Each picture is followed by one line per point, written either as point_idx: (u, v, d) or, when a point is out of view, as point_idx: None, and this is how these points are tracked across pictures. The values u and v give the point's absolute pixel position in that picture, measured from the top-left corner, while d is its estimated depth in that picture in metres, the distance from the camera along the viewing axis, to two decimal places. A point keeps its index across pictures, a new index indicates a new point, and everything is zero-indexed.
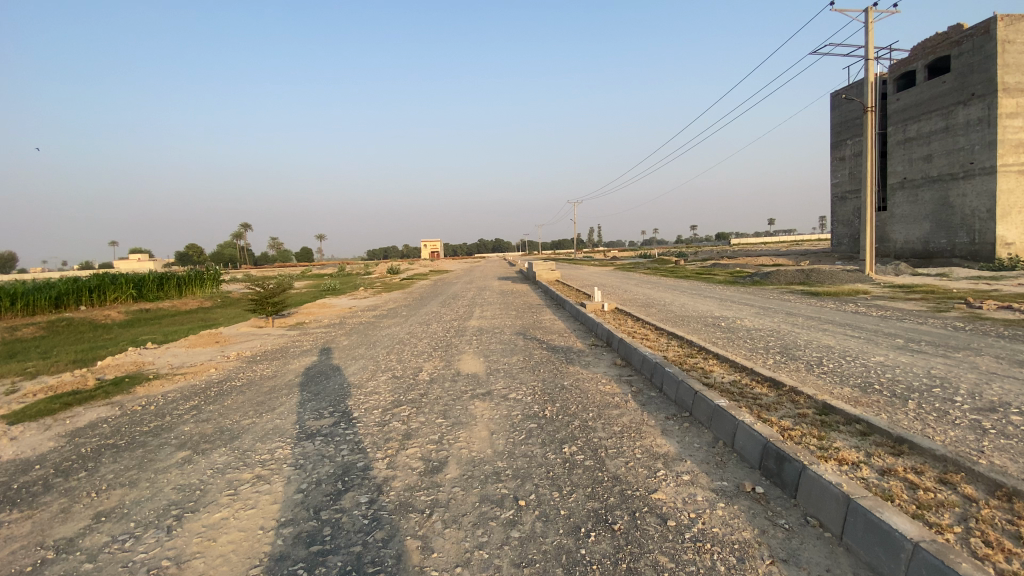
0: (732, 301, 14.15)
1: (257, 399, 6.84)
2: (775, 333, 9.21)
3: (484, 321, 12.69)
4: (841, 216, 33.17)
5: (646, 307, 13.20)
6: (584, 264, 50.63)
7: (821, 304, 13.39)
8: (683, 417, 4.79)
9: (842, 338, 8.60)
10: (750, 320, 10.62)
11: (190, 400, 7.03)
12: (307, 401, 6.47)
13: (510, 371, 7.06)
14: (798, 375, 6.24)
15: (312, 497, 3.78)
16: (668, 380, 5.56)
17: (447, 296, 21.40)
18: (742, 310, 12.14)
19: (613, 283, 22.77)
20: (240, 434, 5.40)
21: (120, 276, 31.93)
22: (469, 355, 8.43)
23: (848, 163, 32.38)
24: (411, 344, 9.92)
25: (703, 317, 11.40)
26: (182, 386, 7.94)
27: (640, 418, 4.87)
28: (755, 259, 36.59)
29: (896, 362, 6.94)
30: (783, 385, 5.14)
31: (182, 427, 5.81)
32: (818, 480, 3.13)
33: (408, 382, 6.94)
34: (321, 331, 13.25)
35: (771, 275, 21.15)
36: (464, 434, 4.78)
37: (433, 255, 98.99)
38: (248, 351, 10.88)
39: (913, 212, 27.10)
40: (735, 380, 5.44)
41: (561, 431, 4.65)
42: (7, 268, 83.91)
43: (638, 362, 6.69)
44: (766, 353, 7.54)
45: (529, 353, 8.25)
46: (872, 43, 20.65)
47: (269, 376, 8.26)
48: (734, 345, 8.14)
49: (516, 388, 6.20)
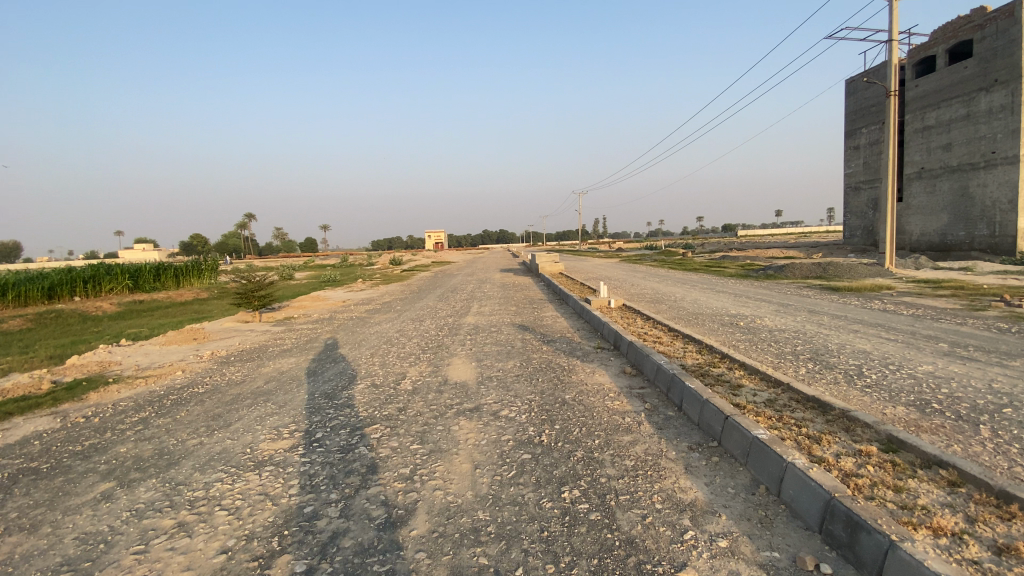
0: (747, 297, 13.16)
1: (213, 411, 5.98)
2: (800, 335, 8.25)
3: (480, 318, 11.80)
4: (855, 207, 31.95)
5: (655, 303, 12.25)
6: (589, 256, 49.63)
7: (844, 300, 12.42)
8: (710, 448, 3.92)
9: (877, 342, 7.65)
10: (771, 320, 9.63)
11: (141, 411, 6.21)
12: (268, 416, 5.61)
13: (503, 380, 6.16)
14: (839, 391, 5.27)
15: (237, 561, 2.93)
16: (689, 398, 4.65)
17: (446, 288, 20.48)
18: (760, 308, 11.18)
19: (619, 276, 21.84)
20: (181, 460, 4.58)
21: (116, 266, 31.28)
22: (460, 359, 7.51)
23: (863, 152, 31.10)
24: (399, 344, 9.08)
25: (718, 315, 10.46)
26: (140, 392, 7.18)
27: (658, 448, 3.98)
28: (765, 251, 35.50)
29: (948, 372, 5.97)
30: (831, 409, 4.22)
31: (118, 448, 5.01)
32: (915, 567, 2.22)
33: (387, 393, 6.08)
34: (308, 328, 12.43)
35: (786, 268, 20.16)
36: (442, 467, 3.91)
37: (437, 247, 97.91)
38: (224, 350, 10.05)
39: (930, 203, 25.87)
40: (772, 399, 4.52)
41: (561, 467, 3.75)
42: (13, 257, 84.44)
43: (651, 371, 5.76)
44: (795, 360, 6.59)
45: (527, 356, 7.33)
46: (895, 25, 19.45)
47: (237, 381, 7.42)
48: (758, 350, 7.18)
49: (508, 403, 5.29)
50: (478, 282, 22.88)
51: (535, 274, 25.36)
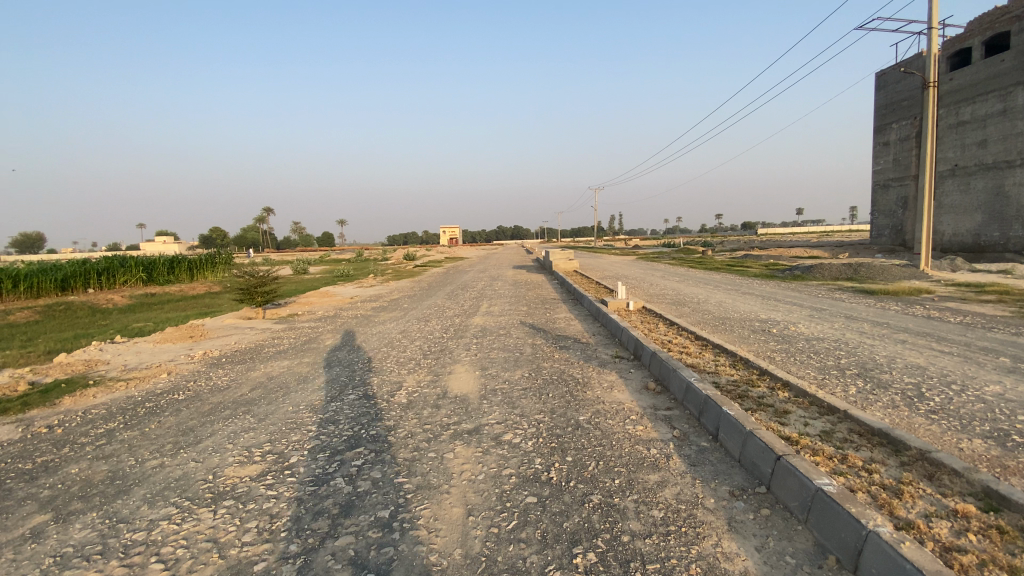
0: (775, 301, 12.21)
1: (185, 424, 5.39)
2: (841, 345, 7.44)
3: (489, 319, 11.09)
4: (883, 206, 30.53)
5: (677, 306, 11.40)
6: (605, 253, 48.69)
7: (883, 305, 11.41)
8: (757, 495, 3.18)
9: (930, 355, 6.80)
10: (805, 327, 8.76)
11: (110, 422, 5.66)
12: (243, 432, 4.98)
13: (509, 395, 5.44)
14: (900, 418, 4.45)
15: None
16: (727, 428, 3.91)
17: (456, 286, 19.76)
18: (792, 312, 10.31)
19: (637, 275, 20.97)
20: (132, 489, 3.99)
21: (130, 259, 31.20)
22: (463, 367, 6.83)
23: (893, 148, 29.65)
24: (400, 348, 8.43)
25: (747, 320, 9.57)
26: (117, 398, 6.64)
27: (692, 493, 3.25)
28: (788, 250, 34.16)
29: (1023, 395, 5.11)
30: (906, 448, 3.43)
31: (69, 469, 4.45)
32: None
33: (378, 407, 5.40)
34: (309, 326, 11.84)
35: (814, 269, 19.09)
36: (428, 512, 3.22)
37: (451, 242, 97.28)
38: (217, 350, 9.49)
39: (963, 202, 24.51)
40: (830, 432, 3.74)
41: (573, 518, 3.04)
42: (37, 248, 86.37)
43: (679, 390, 5.00)
44: (842, 376, 5.75)
45: (536, 365, 6.60)
46: (934, 14, 18.20)
47: (221, 387, 6.84)
48: (797, 363, 6.33)
49: (513, 424, 4.58)
50: (491, 279, 22.16)
51: (549, 271, 24.56)
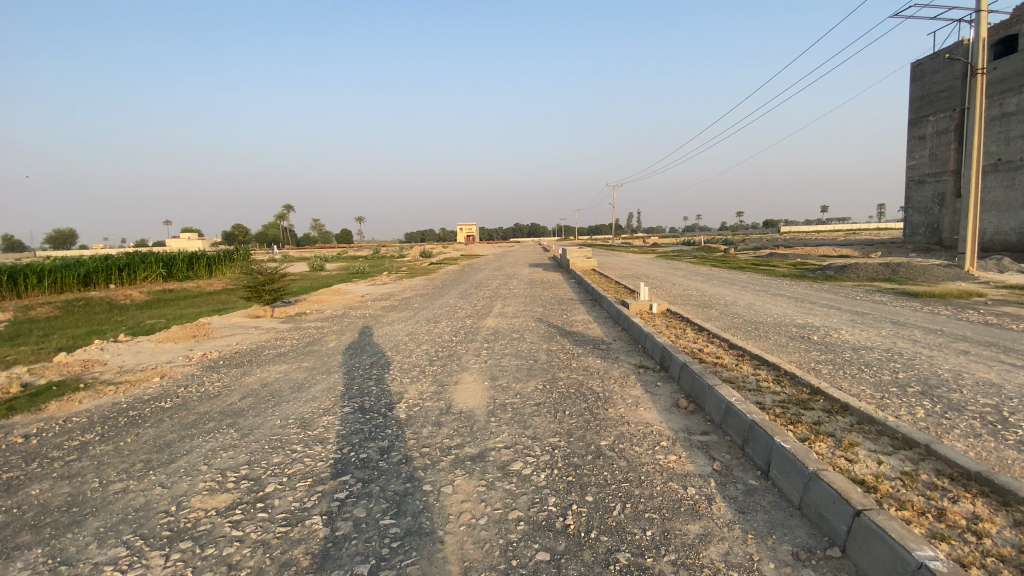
0: (811, 303, 11.34)
1: (164, 437, 4.85)
2: (893, 356, 6.63)
3: (502, 320, 10.45)
4: (918, 203, 29.06)
5: (703, 308, 10.61)
6: (624, 251, 47.60)
7: (930, 310, 10.46)
8: (830, 561, 2.51)
9: (1000, 369, 5.97)
10: (849, 334, 7.97)
11: (87, 431, 5.18)
12: (222, 450, 4.43)
13: (520, 413, 4.79)
14: (988, 453, 3.67)
15: None
16: (783, 465, 3.24)
17: (471, 285, 19.15)
18: (831, 317, 9.49)
19: (658, 274, 20.16)
20: (86, 520, 3.47)
21: (149, 254, 31.28)
22: (471, 376, 6.21)
23: (929, 143, 28.16)
24: (406, 352, 7.85)
25: (783, 325, 8.78)
26: (104, 403, 6.19)
27: (745, 554, 2.60)
28: (816, 249, 32.85)
29: None
30: (1017, 499, 2.70)
31: (29, 490, 3.96)
32: None
33: (373, 424, 4.81)
34: (315, 327, 11.37)
35: (848, 268, 18.05)
36: (418, 569, 2.62)
37: (468, 239, 96.81)
38: (217, 351, 9.03)
39: (1007, 199, 23.07)
40: (913, 479, 3.03)
41: None
42: (66, 242, 88.46)
43: (716, 410, 4.32)
44: (904, 396, 4.95)
45: (551, 376, 5.96)
46: None
47: (211, 394, 6.32)
48: (848, 378, 5.55)
49: (524, 450, 3.94)
50: (505, 278, 21.49)
51: (566, 270, 23.83)
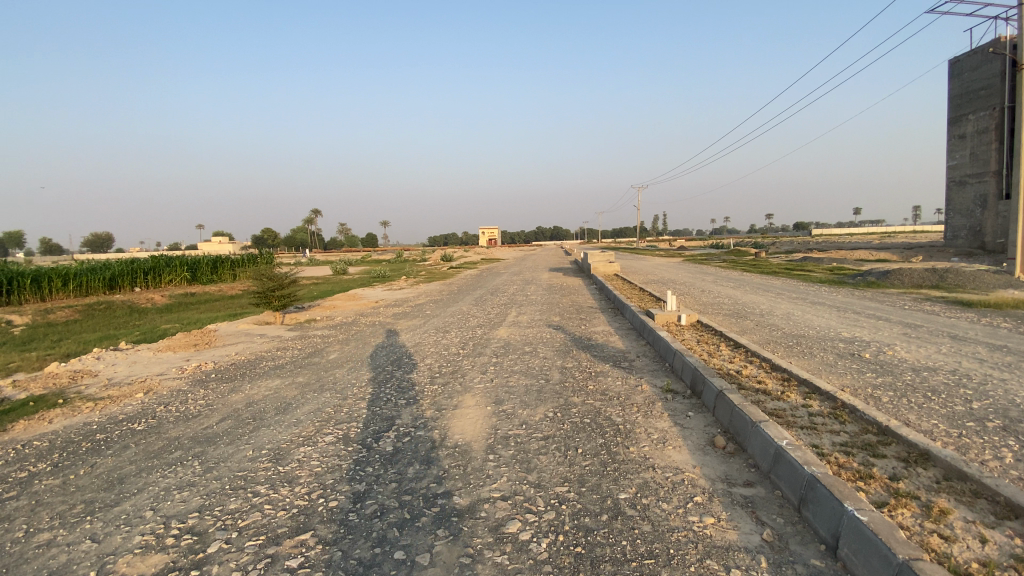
0: (854, 313, 10.31)
1: (119, 470, 4.24)
2: (962, 379, 5.67)
3: (515, 330, 9.74)
4: (959, 205, 27.27)
5: (736, 318, 9.71)
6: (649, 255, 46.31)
7: (990, 323, 9.32)
8: None
9: None
10: (904, 351, 7.02)
11: (43, 458, 4.61)
12: (176, 489, 3.81)
13: (524, 450, 4.05)
14: None
15: None
16: (861, 546, 2.46)
17: (488, 290, 18.46)
18: (879, 330, 8.49)
19: (685, 280, 19.16)
20: None
21: (175, 258, 31.54)
22: (474, 399, 5.49)
23: (968, 142, 26.38)
24: (408, 368, 7.18)
25: (826, 339, 7.86)
26: (75, 423, 5.64)
27: None
28: (851, 253, 31.27)
29: None
30: None
31: None
32: None
33: (353, 459, 4.14)
34: (320, 336, 10.84)
35: (889, 274, 16.82)
36: None
37: (490, 242, 96.39)
38: (213, 363, 8.53)
39: None
40: None
41: None
42: (103, 245, 91.37)
43: (764, 456, 3.51)
44: (989, 435, 4.04)
45: (564, 401, 5.21)
46: None
47: (190, 415, 5.74)
48: (914, 409, 4.65)
49: (524, 504, 3.21)
50: (523, 283, 20.72)
51: (588, 274, 22.98)
